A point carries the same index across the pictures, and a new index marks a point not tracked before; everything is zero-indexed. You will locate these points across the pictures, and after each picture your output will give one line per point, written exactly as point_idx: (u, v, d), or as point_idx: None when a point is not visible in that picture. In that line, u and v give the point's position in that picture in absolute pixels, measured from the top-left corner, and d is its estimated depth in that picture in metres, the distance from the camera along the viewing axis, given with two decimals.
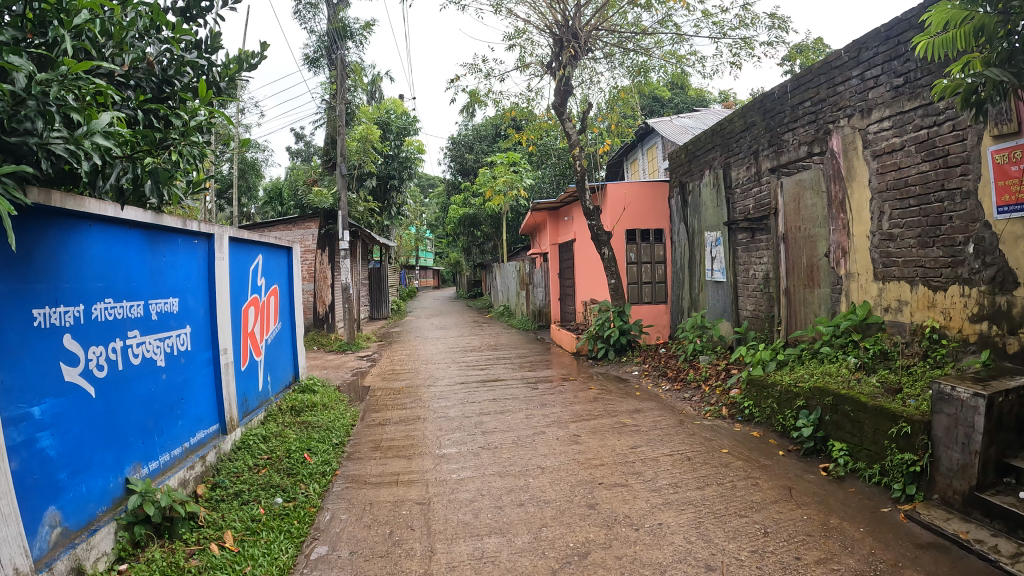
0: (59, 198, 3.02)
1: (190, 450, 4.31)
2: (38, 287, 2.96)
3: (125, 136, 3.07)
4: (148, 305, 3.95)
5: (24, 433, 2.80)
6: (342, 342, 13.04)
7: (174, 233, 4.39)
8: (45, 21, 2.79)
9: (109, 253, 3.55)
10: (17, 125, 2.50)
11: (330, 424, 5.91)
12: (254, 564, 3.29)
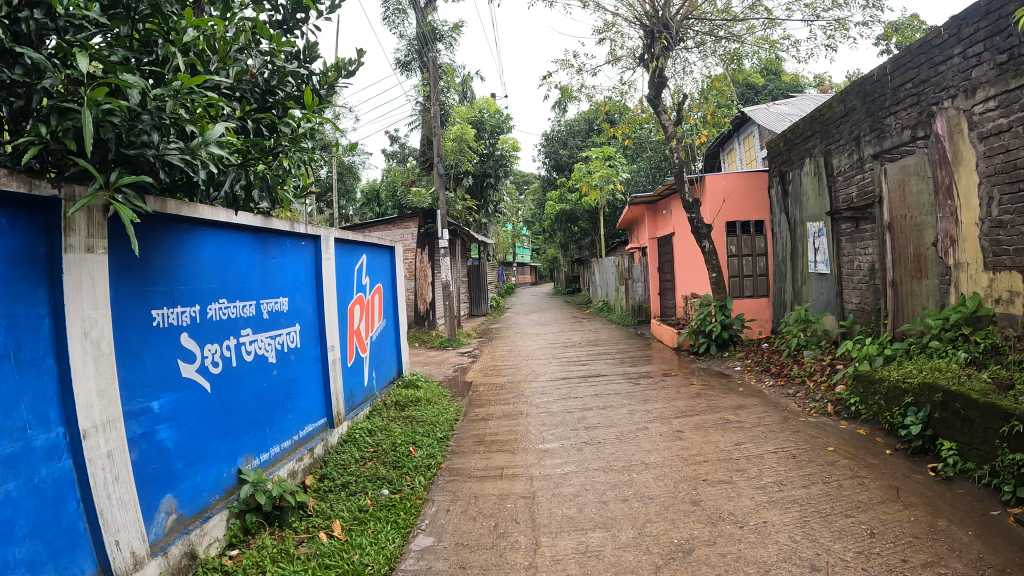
0: (175, 205, 3.18)
1: (299, 442, 4.49)
2: (157, 289, 3.15)
3: (235, 145, 3.21)
4: (260, 305, 4.15)
5: (143, 426, 3.00)
6: (443, 339, 13.28)
7: (284, 235, 4.58)
8: (150, 41, 3.01)
9: (223, 256, 3.73)
10: (134, 138, 2.64)
11: (434, 419, 6.03)
12: (362, 553, 3.40)
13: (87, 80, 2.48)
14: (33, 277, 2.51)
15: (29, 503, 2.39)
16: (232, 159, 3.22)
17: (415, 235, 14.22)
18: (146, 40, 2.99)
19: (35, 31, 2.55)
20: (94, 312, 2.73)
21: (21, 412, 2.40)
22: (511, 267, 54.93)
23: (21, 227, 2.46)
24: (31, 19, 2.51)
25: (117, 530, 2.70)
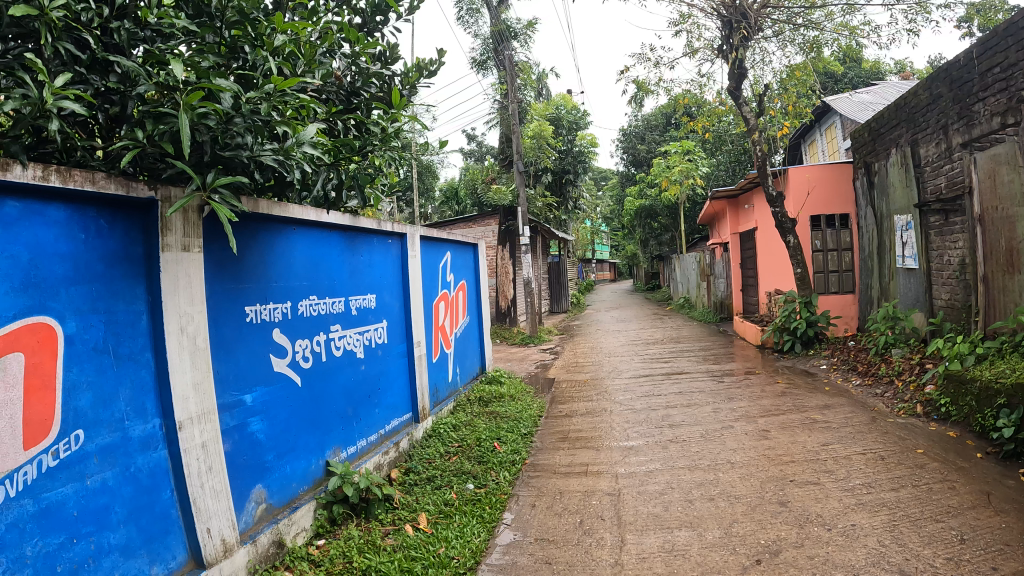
0: (266, 205, 3.28)
1: (385, 436, 4.59)
2: (250, 286, 3.27)
3: (326, 145, 3.29)
4: (349, 301, 4.26)
5: (236, 418, 3.11)
6: (525, 335, 13.36)
7: (371, 234, 4.69)
8: (236, 48, 3.04)
9: (313, 254, 3.85)
10: (229, 140, 2.74)
11: (518, 415, 6.07)
12: (448, 546, 3.46)
13: (182, 86, 2.54)
14: (132, 274, 2.63)
15: (126, 490, 2.51)
16: (324, 159, 3.29)
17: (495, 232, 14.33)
18: (232, 48, 3.04)
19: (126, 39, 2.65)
20: (190, 308, 2.85)
21: (119, 403, 2.53)
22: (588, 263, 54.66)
23: (119, 227, 2.58)
24: (123, 29, 2.60)
25: (209, 518, 2.82)
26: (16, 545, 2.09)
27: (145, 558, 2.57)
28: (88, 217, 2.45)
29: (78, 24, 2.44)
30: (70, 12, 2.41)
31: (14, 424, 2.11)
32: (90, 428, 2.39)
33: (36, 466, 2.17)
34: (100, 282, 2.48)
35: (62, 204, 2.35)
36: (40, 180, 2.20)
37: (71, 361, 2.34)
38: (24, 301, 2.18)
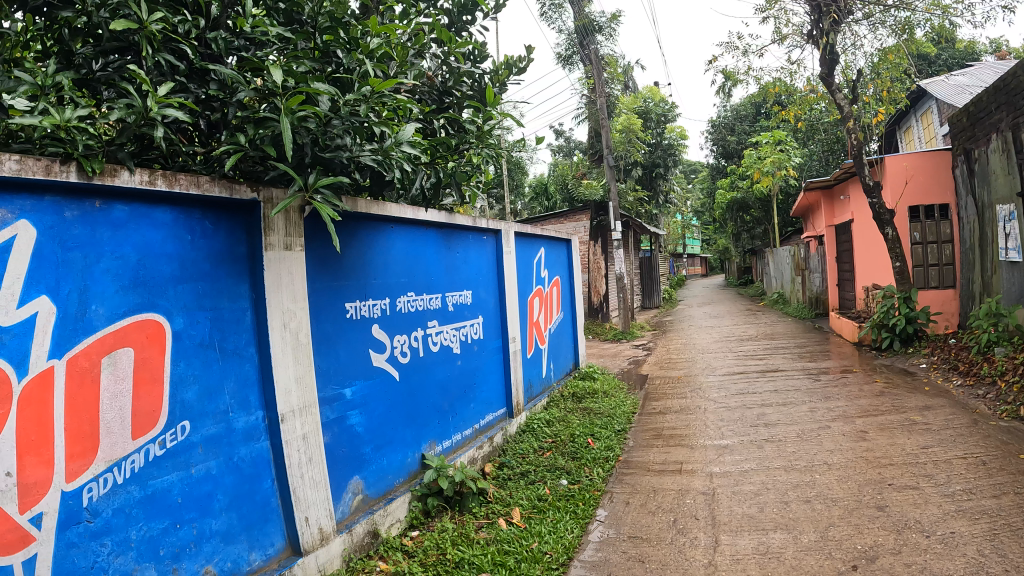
0: (365, 203, 3.36)
1: (479, 430, 4.65)
2: (350, 283, 3.36)
3: (425, 144, 3.31)
4: (445, 297, 4.33)
5: (336, 411, 3.21)
6: (617, 331, 13.27)
7: (467, 231, 4.75)
8: (329, 53, 3.06)
9: (410, 251, 3.92)
10: (330, 142, 2.78)
11: (612, 411, 6.04)
12: (541, 541, 3.47)
13: (282, 90, 2.58)
14: (237, 273, 2.74)
15: (228, 479, 2.64)
16: (423, 158, 3.32)
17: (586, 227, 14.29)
18: (324, 53, 3.04)
19: (224, 48, 2.75)
20: (293, 305, 2.95)
21: (224, 396, 2.65)
22: (680, 258, 53.74)
23: (224, 228, 2.70)
24: (219, 38, 2.70)
25: (307, 507, 2.92)
26: (123, 529, 2.23)
27: (245, 544, 2.68)
28: (194, 219, 2.57)
29: (175, 33, 2.56)
30: (167, 23, 2.53)
31: (123, 415, 2.26)
32: (195, 419, 2.52)
33: (143, 454, 2.31)
34: (206, 280, 2.60)
35: (169, 207, 2.47)
36: (146, 185, 2.33)
37: (179, 356, 2.47)
38: (133, 299, 2.32)
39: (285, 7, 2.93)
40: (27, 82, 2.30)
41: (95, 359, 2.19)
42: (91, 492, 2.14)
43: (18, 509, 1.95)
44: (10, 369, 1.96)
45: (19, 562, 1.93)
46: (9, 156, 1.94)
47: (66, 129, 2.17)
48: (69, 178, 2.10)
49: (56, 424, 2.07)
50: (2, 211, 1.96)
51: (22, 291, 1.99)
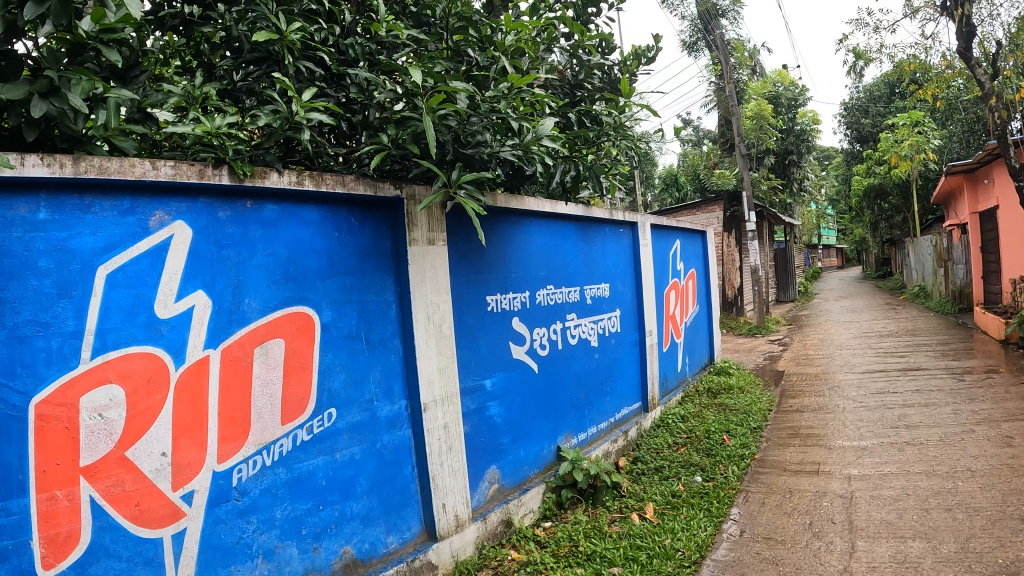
0: (504, 198, 3.40)
1: (614, 424, 4.63)
2: (490, 277, 3.42)
3: (563, 138, 3.31)
4: (584, 291, 4.33)
5: (477, 402, 3.28)
6: (752, 326, 12.83)
7: (604, 224, 4.72)
8: (460, 51, 3.10)
9: (549, 245, 3.95)
10: (469, 139, 2.83)
11: (748, 408, 5.85)
12: (675, 538, 3.40)
13: (421, 89, 2.60)
14: (382, 268, 2.85)
15: (371, 464, 2.75)
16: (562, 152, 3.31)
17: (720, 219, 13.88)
18: (456, 51, 3.09)
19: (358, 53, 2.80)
20: (436, 298, 3.03)
21: (369, 385, 2.76)
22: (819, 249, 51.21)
23: (369, 223, 2.80)
24: (355, 43, 2.77)
25: (445, 495, 2.99)
26: (269, 508, 2.38)
27: (384, 527, 2.78)
28: (340, 217, 2.68)
29: (313, 42, 2.65)
30: (305, 32, 2.63)
31: (273, 402, 2.42)
32: (341, 407, 2.64)
33: (291, 439, 2.46)
34: (353, 274, 2.72)
35: (316, 206, 2.59)
36: (294, 185, 2.46)
37: (327, 347, 2.60)
38: (283, 293, 2.46)
39: (414, 10, 3.04)
40: (176, 94, 2.53)
41: (248, 349, 2.36)
42: (240, 473, 2.32)
43: (172, 486, 2.15)
44: (168, 358, 2.15)
45: (171, 534, 2.13)
46: (165, 162, 2.12)
47: (216, 135, 2.33)
48: (221, 181, 2.25)
49: (210, 409, 2.26)
50: (161, 214, 2.15)
51: (180, 286, 2.18)
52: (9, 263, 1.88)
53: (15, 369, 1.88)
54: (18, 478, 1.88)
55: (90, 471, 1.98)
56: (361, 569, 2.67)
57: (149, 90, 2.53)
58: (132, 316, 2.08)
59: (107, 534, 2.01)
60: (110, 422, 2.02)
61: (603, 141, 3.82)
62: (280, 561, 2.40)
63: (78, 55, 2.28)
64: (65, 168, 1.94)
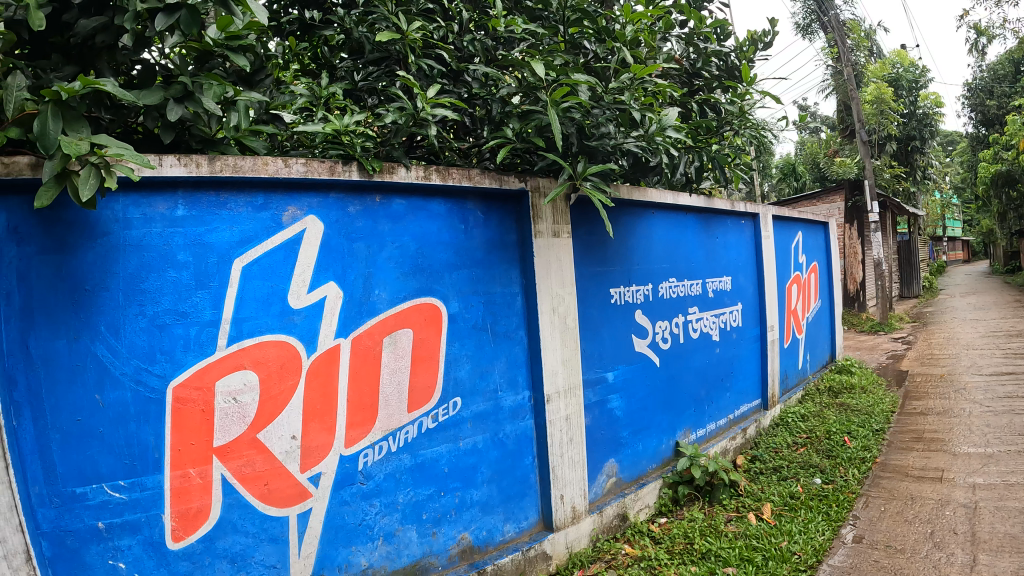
0: (627, 190, 3.34)
1: (733, 421, 4.53)
2: (613, 269, 3.39)
3: (686, 128, 3.26)
4: (706, 284, 4.25)
5: (599, 394, 3.27)
6: (874, 322, 12.23)
7: (726, 216, 4.60)
8: (576, 42, 2.98)
9: (671, 237, 3.88)
10: (594, 131, 2.77)
11: (871, 409, 5.56)
12: (791, 540, 3.27)
13: (544, 82, 2.60)
14: (507, 259, 2.87)
15: (493, 453, 2.78)
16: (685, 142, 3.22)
17: (840, 209, 13.29)
18: (573, 43, 2.99)
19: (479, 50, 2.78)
20: (561, 290, 3.02)
21: (494, 374, 2.80)
22: (946, 242, 48.18)
23: (495, 217, 2.82)
24: (473, 39, 2.76)
25: (563, 486, 2.99)
26: (392, 492, 2.46)
27: (501, 515, 2.81)
28: (467, 209, 2.72)
29: (433, 40, 2.69)
30: (425, 31, 2.67)
31: (400, 390, 2.49)
32: (466, 396, 2.69)
33: (417, 426, 2.53)
34: (480, 266, 2.75)
35: (443, 199, 2.63)
36: (422, 180, 2.50)
37: (453, 337, 2.65)
38: (412, 284, 2.53)
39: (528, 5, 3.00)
40: (304, 95, 2.59)
41: (378, 338, 2.44)
42: (367, 457, 2.40)
43: (300, 468, 2.26)
44: (301, 346, 2.25)
45: (296, 514, 2.24)
46: (296, 159, 2.20)
47: (346, 134, 2.38)
48: (351, 177, 2.32)
49: (339, 395, 2.35)
50: (294, 209, 2.24)
51: (312, 277, 2.28)
52: (150, 256, 2.03)
53: (155, 354, 2.04)
54: (154, 455, 2.03)
55: (223, 452, 2.12)
56: (477, 556, 2.71)
57: (275, 93, 2.62)
58: (267, 305, 2.19)
59: (235, 510, 2.14)
60: (243, 406, 2.15)
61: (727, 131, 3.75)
62: (400, 543, 2.47)
63: (206, 60, 2.38)
64: (200, 167, 2.06)
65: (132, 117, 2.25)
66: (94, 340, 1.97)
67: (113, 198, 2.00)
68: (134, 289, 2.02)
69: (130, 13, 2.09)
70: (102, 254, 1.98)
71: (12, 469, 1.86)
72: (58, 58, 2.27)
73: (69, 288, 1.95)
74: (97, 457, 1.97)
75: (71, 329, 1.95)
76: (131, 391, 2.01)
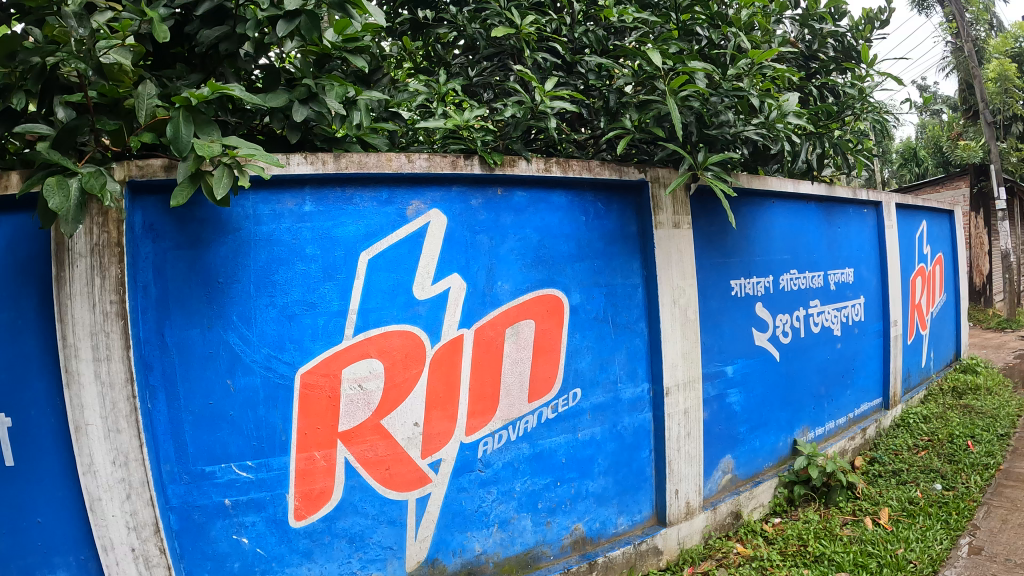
0: (747, 179, 3.26)
1: (852, 420, 4.37)
2: (735, 260, 3.31)
3: (806, 113, 3.16)
4: (828, 276, 4.10)
5: (717, 388, 3.21)
6: (1003, 319, 11.44)
7: (847, 204, 4.41)
8: (689, 30, 2.88)
9: (791, 227, 3.75)
10: (714, 119, 2.70)
11: (996, 411, 5.15)
12: (907, 548, 3.06)
13: (662, 72, 2.59)
14: (629, 251, 2.81)
15: (611, 444, 2.77)
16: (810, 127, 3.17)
17: (965, 197, 12.51)
18: (686, 30, 2.88)
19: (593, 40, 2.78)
20: (683, 282, 2.95)
21: (615, 366, 2.77)
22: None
23: (616, 208, 2.77)
24: (586, 31, 2.76)
25: (679, 481, 2.95)
26: (509, 480, 2.50)
27: (616, 508, 2.80)
28: (588, 201, 2.68)
29: (547, 32, 2.71)
30: (539, 24, 2.69)
31: (521, 380, 2.52)
32: (586, 387, 2.69)
33: (536, 416, 2.55)
34: (602, 257, 2.71)
35: (565, 191, 2.62)
36: (543, 172, 2.49)
37: (576, 328, 2.64)
38: (535, 276, 2.53)
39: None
40: (424, 92, 2.65)
41: (501, 330, 2.46)
42: (486, 445, 2.44)
43: (421, 454, 2.33)
44: (425, 336, 2.31)
45: (415, 498, 2.32)
46: (420, 154, 2.25)
47: (466, 129, 2.43)
48: (473, 171, 2.35)
49: (462, 384, 2.39)
50: (417, 203, 2.29)
51: (436, 269, 2.33)
52: (279, 250, 2.12)
53: (285, 343, 2.14)
54: (281, 438, 2.15)
55: (347, 436, 2.21)
56: (590, 547, 2.72)
57: (394, 91, 2.62)
58: (392, 296, 2.26)
59: (356, 492, 2.23)
60: (368, 393, 2.23)
61: (848, 115, 3.61)
62: (514, 531, 2.51)
63: (325, 62, 2.41)
64: (326, 164, 2.12)
65: (258, 119, 2.37)
66: (226, 328, 2.10)
67: (245, 195, 2.10)
68: (265, 281, 2.12)
69: (250, 22, 2.19)
70: (234, 248, 2.09)
71: (147, 446, 2.04)
72: (183, 68, 2.38)
73: (203, 281, 2.08)
74: (226, 439, 2.12)
75: (204, 318, 2.08)
76: (260, 376, 2.13)
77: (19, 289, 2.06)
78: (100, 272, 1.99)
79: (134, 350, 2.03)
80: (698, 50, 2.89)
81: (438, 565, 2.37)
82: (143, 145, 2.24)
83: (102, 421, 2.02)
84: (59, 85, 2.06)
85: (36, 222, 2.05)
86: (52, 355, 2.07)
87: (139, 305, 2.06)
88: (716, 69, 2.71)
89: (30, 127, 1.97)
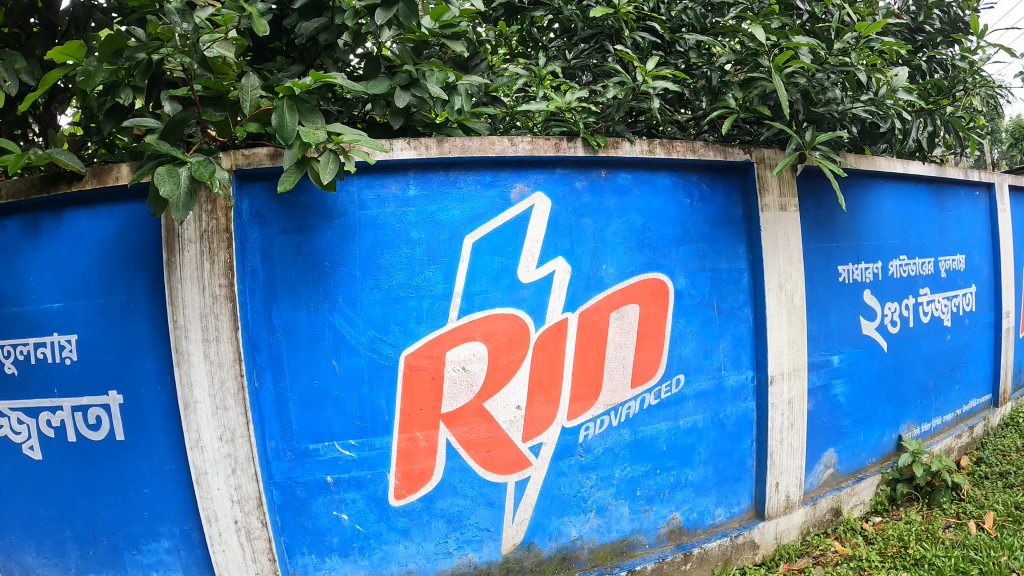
0: (855, 159, 3.15)
1: (959, 417, 4.18)
2: (842, 246, 3.19)
3: (917, 88, 3.03)
4: (938, 262, 3.92)
5: (823, 378, 3.11)
6: None
7: (958, 186, 4.20)
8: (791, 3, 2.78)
9: (901, 210, 3.60)
10: (821, 96, 2.65)
11: None
12: (1013, 556, 2.80)
13: (765, 47, 2.54)
14: (733, 235, 2.74)
15: (712, 433, 2.72)
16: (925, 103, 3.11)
17: None
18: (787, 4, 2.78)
19: (694, 19, 2.71)
20: (789, 267, 2.86)
21: (717, 353, 2.71)
22: None
23: (720, 190, 2.71)
24: (686, 8, 2.70)
25: (779, 473, 2.87)
26: (609, 466, 2.48)
27: (714, 498, 2.75)
28: (691, 183, 2.64)
29: (644, 11, 2.66)
30: (637, 3, 2.65)
31: (625, 365, 2.49)
32: (690, 373, 2.64)
33: (639, 402, 2.53)
34: (705, 241, 2.66)
35: (668, 173, 2.57)
36: (646, 153, 2.46)
37: (679, 314, 2.60)
38: (640, 259, 2.50)
39: None
40: (524, 76, 2.67)
41: (605, 313, 2.44)
42: (587, 430, 2.43)
43: (522, 438, 2.33)
44: (529, 319, 2.31)
45: (515, 481, 2.33)
46: (523, 137, 2.24)
47: (569, 112, 2.43)
48: (576, 153, 2.33)
49: (565, 368, 2.39)
50: (521, 186, 2.30)
51: (541, 253, 2.33)
52: (383, 234, 2.16)
53: (389, 326, 2.18)
54: (384, 419, 2.20)
55: (449, 418, 2.23)
56: (686, 537, 2.68)
57: (490, 76, 2.63)
58: (497, 278, 2.27)
59: (456, 473, 2.26)
60: (471, 375, 2.25)
61: (959, 91, 3.49)
62: (611, 518, 2.50)
63: (423, 49, 2.41)
64: (430, 149, 2.15)
65: (359, 106, 2.42)
66: (331, 310, 2.15)
67: (350, 180, 2.14)
68: (370, 265, 2.16)
69: (349, 13, 2.19)
70: (339, 233, 2.14)
71: (253, 423, 2.11)
72: (284, 60, 2.43)
73: (310, 265, 2.13)
74: (331, 418, 2.17)
75: (310, 301, 2.14)
76: (364, 358, 2.17)
77: (130, 274, 2.15)
78: (210, 256, 2.06)
79: (243, 331, 2.10)
80: (800, 24, 2.79)
81: (533, 548, 2.38)
82: (250, 134, 2.28)
83: (210, 399, 2.10)
84: (165, 80, 2.10)
85: (147, 210, 2.13)
86: (163, 335, 2.16)
87: (248, 288, 2.13)
88: (822, 44, 2.64)
89: (141, 119, 2.03)
